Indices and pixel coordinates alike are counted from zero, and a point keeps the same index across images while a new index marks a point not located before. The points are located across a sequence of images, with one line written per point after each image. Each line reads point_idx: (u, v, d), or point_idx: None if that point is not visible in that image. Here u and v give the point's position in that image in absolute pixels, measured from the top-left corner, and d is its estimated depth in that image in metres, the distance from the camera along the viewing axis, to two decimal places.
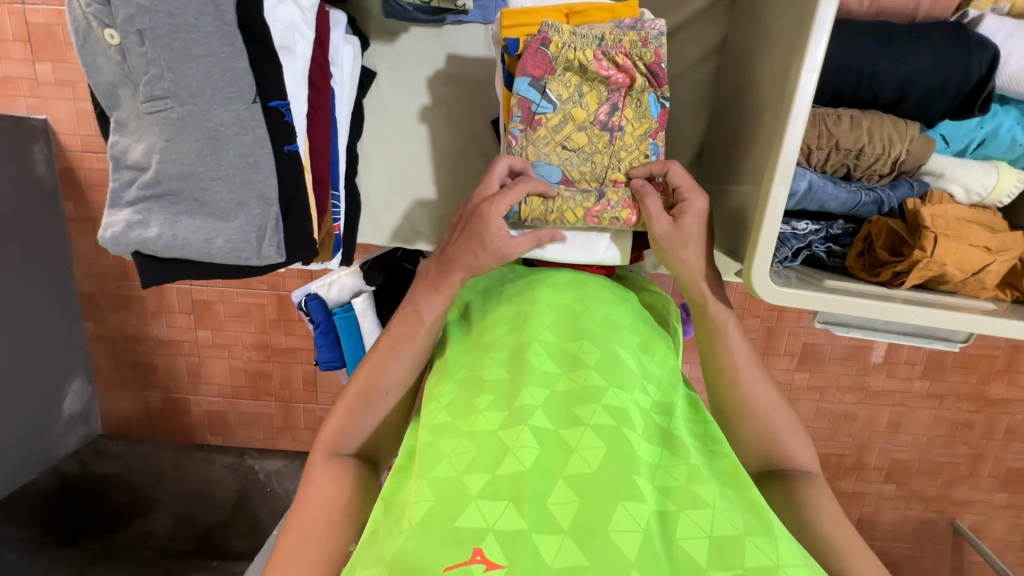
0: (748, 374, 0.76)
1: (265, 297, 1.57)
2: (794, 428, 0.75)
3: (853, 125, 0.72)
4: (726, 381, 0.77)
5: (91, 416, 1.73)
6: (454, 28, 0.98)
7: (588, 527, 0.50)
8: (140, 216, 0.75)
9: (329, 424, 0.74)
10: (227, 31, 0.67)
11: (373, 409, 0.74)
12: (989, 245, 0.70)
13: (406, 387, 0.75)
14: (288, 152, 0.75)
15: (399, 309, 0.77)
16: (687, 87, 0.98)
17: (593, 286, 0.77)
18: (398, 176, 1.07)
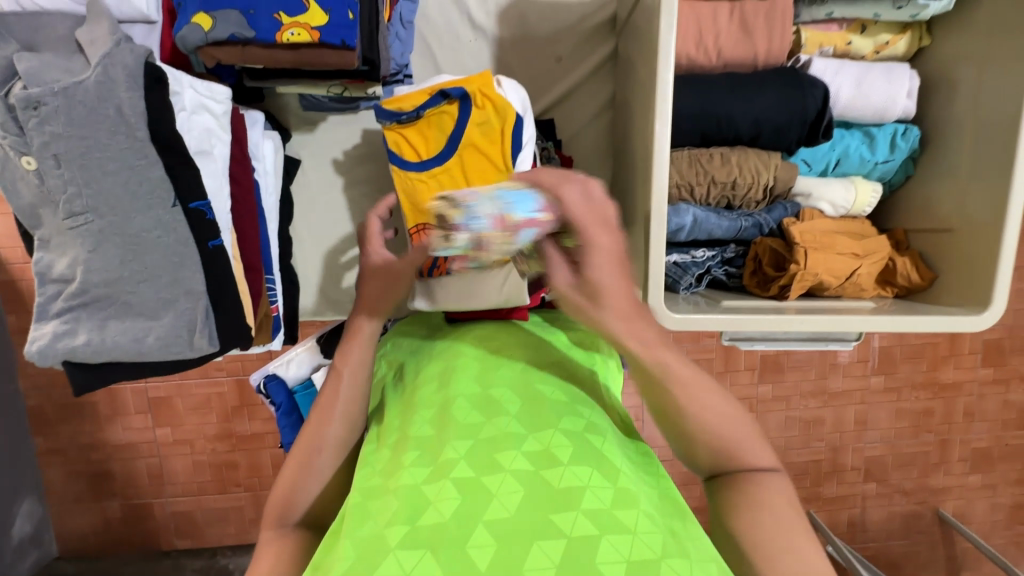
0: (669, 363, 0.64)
1: (225, 384, 1.56)
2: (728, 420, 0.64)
3: (723, 161, 0.82)
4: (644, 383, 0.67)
5: (45, 537, 1.63)
6: (369, 112, 1.06)
7: (503, 569, 0.49)
8: (67, 325, 0.76)
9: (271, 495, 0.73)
10: (141, 145, 0.72)
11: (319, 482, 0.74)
12: (856, 251, 0.79)
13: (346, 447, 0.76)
14: (213, 246, 0.78)
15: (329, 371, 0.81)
16: (588, 139, 1.08)
17: (510, 334, 0.84)
18: (333, 252, 1.13)
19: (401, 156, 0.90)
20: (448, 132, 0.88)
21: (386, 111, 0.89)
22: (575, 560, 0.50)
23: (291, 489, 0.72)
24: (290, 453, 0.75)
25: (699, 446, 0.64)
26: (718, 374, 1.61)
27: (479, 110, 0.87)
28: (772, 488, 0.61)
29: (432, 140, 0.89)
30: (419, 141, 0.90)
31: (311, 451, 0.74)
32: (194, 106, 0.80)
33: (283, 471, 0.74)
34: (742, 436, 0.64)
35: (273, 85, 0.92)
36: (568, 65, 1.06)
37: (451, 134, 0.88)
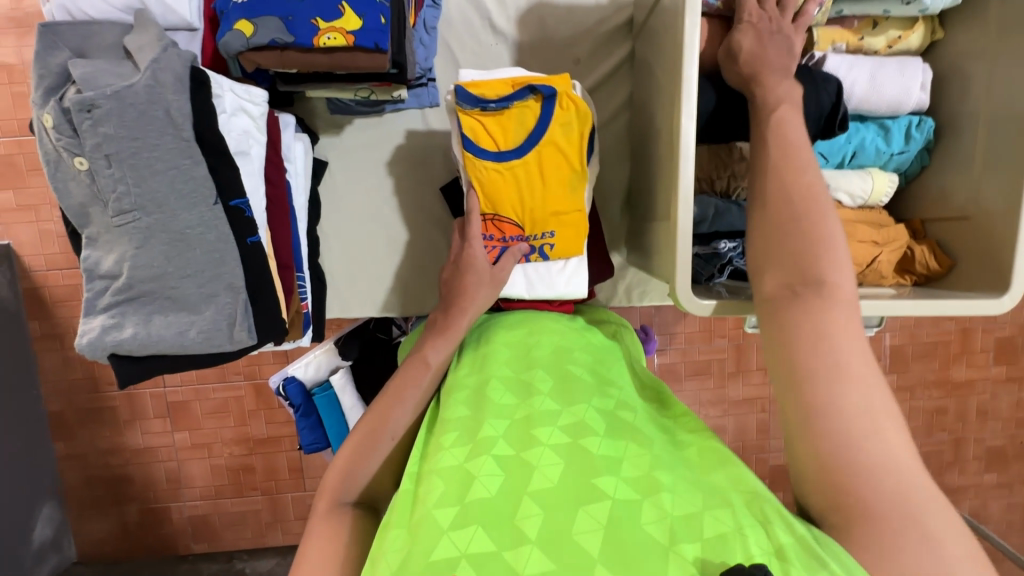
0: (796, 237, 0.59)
1: (242, 388, 1.58)
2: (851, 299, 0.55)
3: (743, 154, 0.85)
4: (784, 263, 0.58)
5: (64, 541, 1.65)
6: (394, 115, 1.10)
7: (554, 534, 0.49)
8: (114, 320, 0.79)
9: (331, 471, 0.72)
10: (187, 146, 0.76)
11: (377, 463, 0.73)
12: (876, 239, 0.81)
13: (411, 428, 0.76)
14: (251, 242, 0.82)
15: (409, 356, 0.81)
16: (606, 138, 1.11)
17: (548, 322, 0.85)
18: (357, 253, 1.16)
19: (478, 144, 0.93)
20: (530, 126, 0.93)
21: (470, 95, 0.91)
22: (620, 520, 0.50)
23: (352, 467, 0.72)
24: (356, 429, 0.75)
25: (793, 266, 0.58)
26: (729, 375, 1.62)
27: (563, 111, 0.93)
28: (853, 354, 0.53)
29: (509, 132, 0.93)
30: (498, 132, 0.93)
31: (379, 431, 0.74)
32: (234, 109, 0.84)
33: (346, 445, 0.74)
34: (837, 268, 0.56)
35: (305, 90, 0.95)
36: (586, 67, 1.09)
37: (533, 130, 0.93)
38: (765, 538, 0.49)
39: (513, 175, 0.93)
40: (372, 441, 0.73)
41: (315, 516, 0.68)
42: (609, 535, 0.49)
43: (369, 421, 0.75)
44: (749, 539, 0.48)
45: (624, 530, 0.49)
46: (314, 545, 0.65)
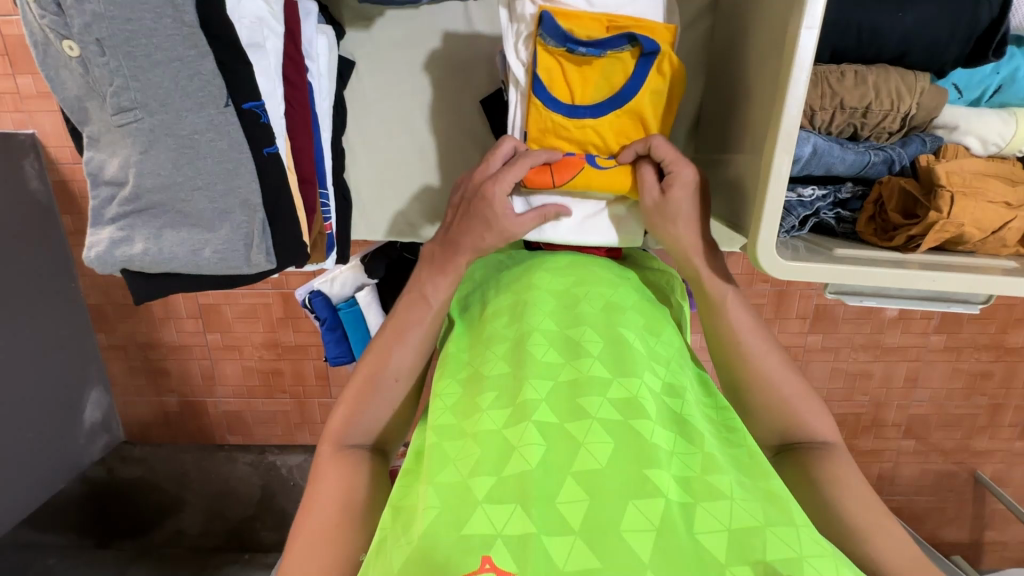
0: (750, 341, 0.72)
1: (270, 296, 1.56)
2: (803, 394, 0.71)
3: (858, 82, 0.68)
4: (731, 362, 0.73)
5: (113, 423, 1.75)
6: (432, 7, 0.94)
7: (599, 529, 0.49)
8: (123, 233, 0.73)
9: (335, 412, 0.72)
10: (189, 33, 0.64)
11: (381, 405, 0.72)
12: (1009, 200, 0.66)
13: (416, 368, 0.74)
14: (268, 154, 0.72)
15: (405, 291, 0.77)
16: (679, 51, 0.93)
17: (592, 268, 0.75)
18: (385, 169, 1.05)
19: (551, 91, 0.77)
20: (616, 86, 0.77)
21: (559, 29, 0.74)
22: (672, 523, 0.49)
23: (358, 406, 0.71)
24: (357, 369, 0.74)
25: (764, 416, 0.71)
26: (768, 320, 1.52)
27: (657, 77, 0.76)
28: (833, 465, 0.67)
29: (592, 83, 0.77)
30: (578, 80, 0.77)
31: (380, 374, 0.72)
32: None
33: (348, 389, 0.73)
34: (811, 414, 0.70)
35: None
36: None
37: (619, 90, 0.77)
38: (824, 564, 0.48)
39: (582, 135, 0.79)
40: (373, 383, 0.72)
41: (321, 459, 0.69)
42: (661, 538, 0.48)
43: (369, 366, 0.73)
44: (812, 565, 0.47)
45: (678, 535, 0.48)
46: (321, 484, 0.66)
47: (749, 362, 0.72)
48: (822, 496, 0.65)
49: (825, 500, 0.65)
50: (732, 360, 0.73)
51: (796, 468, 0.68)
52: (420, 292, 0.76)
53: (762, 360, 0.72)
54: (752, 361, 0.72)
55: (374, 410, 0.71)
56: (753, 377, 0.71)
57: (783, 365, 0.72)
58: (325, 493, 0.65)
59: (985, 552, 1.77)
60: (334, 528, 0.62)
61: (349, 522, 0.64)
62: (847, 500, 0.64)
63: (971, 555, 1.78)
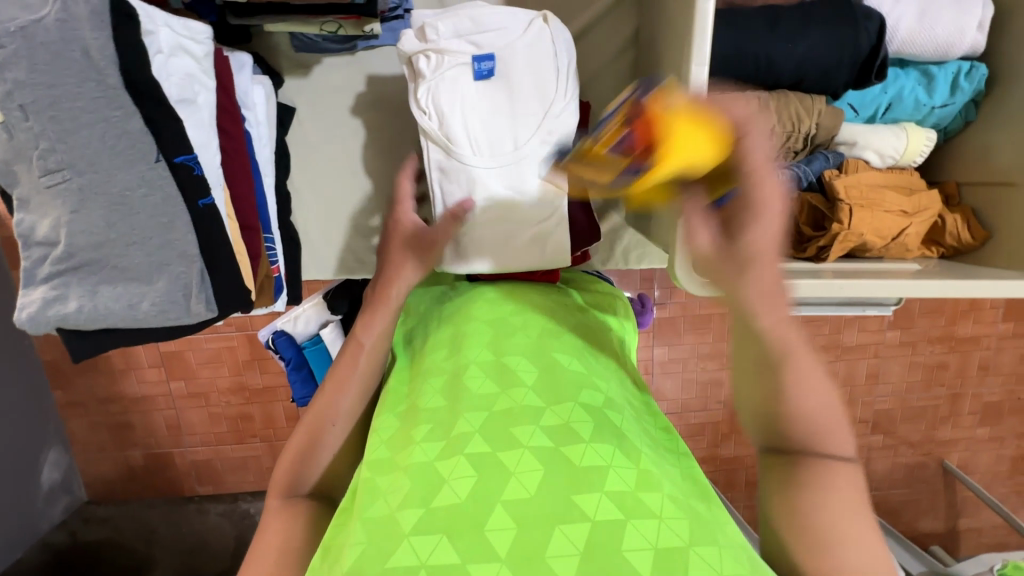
0: (771, 328, 0.55)
1: (234, 339, 1.54)
2: (824, 397, 0.55)
3: (761, 107, 0.73)
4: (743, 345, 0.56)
5: (72, 484, 1.68)
6: (367, 53, 0.97)
7: (524, 554, 0.49)
8: (57, 292, 0.72)
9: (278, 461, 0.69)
10: (114, 94, 0.65)
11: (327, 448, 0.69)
12: (905, 208, 0.71)
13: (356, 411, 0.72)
14: (203, 206, 0.73)
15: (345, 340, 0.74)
16: (606, 83, 0.99)
17: (529, 300, 0.78)
18: (334, 209, 1.07)
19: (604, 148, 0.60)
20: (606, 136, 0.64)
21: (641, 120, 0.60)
22: (598, 544, 0.49)
23: (300, 456, 0.69)
24: (300, 420, 0.71)
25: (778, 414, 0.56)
26: (731, 328, 1.57)
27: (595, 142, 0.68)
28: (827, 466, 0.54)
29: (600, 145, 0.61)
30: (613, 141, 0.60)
31: (320, 428, 0.69)
32: (172, 48, 0.72)
33: (289, 444, 0.70)
34: (832, 428, 0.56)
35: (260, 23, 0.83)
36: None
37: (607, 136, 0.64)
38: None
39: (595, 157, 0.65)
40: (317, 432, 0.69)
41: (267, 514, 0.67)
42: (586, 561, 0.48)
43: (310, 414, 0.70)
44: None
45: (602, 557, 0.49)
46: (265, 536, 0.65)
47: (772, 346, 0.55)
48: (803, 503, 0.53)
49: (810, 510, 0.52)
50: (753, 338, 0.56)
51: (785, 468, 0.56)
52: (354, 338, 0.74)
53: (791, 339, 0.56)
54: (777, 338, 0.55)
55: (320, 460, 0.69)
56: (767, 379, 0.56)
57: (809, 359, 0.56)
58: (267, 550, 0.63)
59: (962, 540, 1.82)
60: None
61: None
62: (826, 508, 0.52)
63: (949, 543, 1.83)
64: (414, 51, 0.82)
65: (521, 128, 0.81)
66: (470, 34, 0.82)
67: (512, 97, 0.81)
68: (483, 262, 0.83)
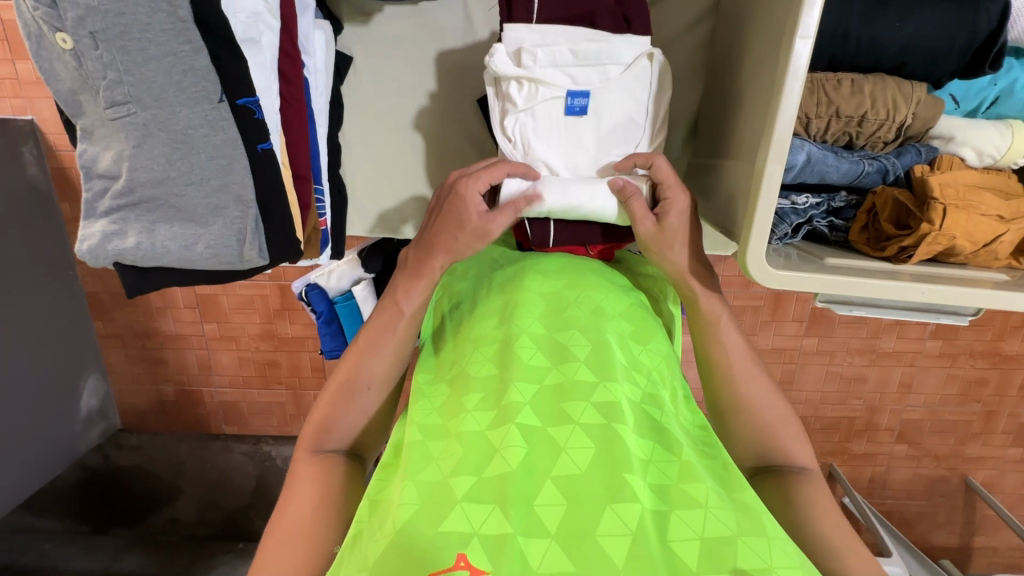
0: (741, 363, 0.74)
1: (267, 288, 1.56)
2: (783, 415, 0.72)
3: (854, 90, 0.68)
4: (718, 382, 0.74)
5: (109, 411, 1.75)
6: (431, 4, 0.93)
7: (575, 532, 0.49)
8: (117, 226, 0.73)
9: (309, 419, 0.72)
10: (184, 28, 0.63)
11: (359, 403, 0.72)
12: (1002, 213, 0.66)
13: (388, 377, 0.74)
14: (262, 151, 0.72)
15: (381, 298, 0.77)
16: (679, 53, 0.93)
17: (587, 274, 0.75)
18: (382, 166, 1.05)
19: None
20: None
21: None
22: (645, 528, 0.49)
23: (332, 414, 0.71)
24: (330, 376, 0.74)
25: (741, 436, 0.72)
26: (764, 321, 1.52)
27: None
28: (812, 487, 0.68)
29: None
30: None
31: (354, 382, 0.72)
32: None
33: (324, 395, 0.73)
34: (791, 440, 0.71)
35: None
36: None
37: None
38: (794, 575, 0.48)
39: None
40: (346, 392, 0.72)
41: (298, 462, 0.69)
42: (635, 545, 0.48)
43: (341, 376, 0.73)
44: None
45: (648, 543, 0.48)
46: (295, 491, 0.67)
47: (740, 385, 0.73)
48: (797, 518, 0.65)
49: (800, 520, 0.65)
50: (717, 386, 0.74)
51: (776, 490, 0.69)
52: (393, 301, 0.75)
53: (750, 384, 0.73)
54: (741, 385, 0.73)
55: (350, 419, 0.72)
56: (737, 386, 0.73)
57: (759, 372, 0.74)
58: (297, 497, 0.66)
59: (974, 557, 1.78)
60: (309, 527, 0.63)
61: (324, 524, 0.64)
62: (822, 522, 0.65)
63: (961, 560, 1.79)
64: (506, 74, 0.78)
65: (604, 160, 0.80)
66: (569, 66, 0.78)
67: (601, 134, 0.80)
68: (548, 203, 0.76)
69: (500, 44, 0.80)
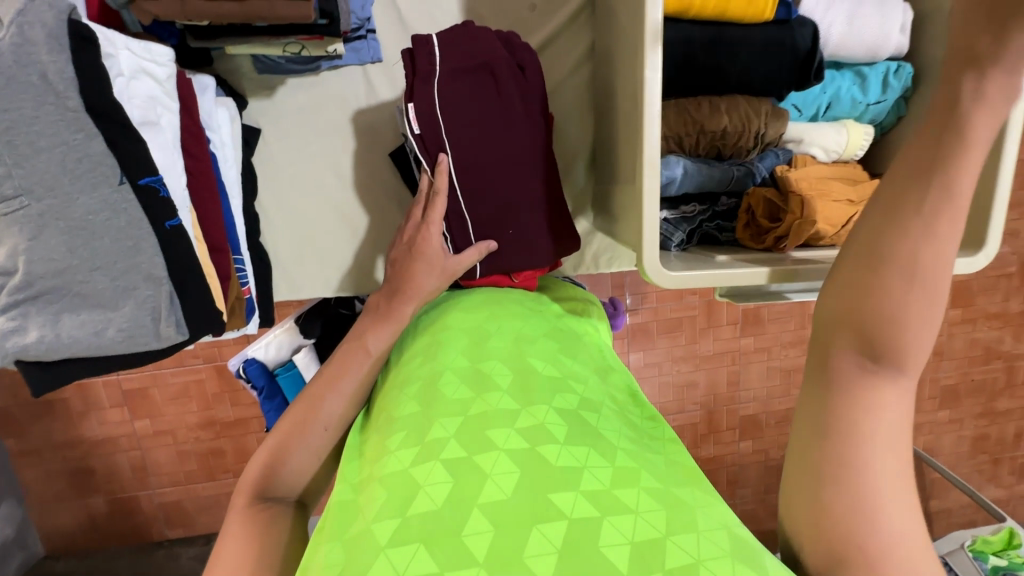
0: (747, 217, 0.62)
1: (203, 371, 1.49)
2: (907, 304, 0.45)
3: (712, 110, 0.78)
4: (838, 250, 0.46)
5: (29, 537, 1.57)
6: (330, 73, 0.99)
7: (504, 557, 0.45)
8: (15, 323, 0.69)
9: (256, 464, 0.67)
10: (74, 117, 0.64)
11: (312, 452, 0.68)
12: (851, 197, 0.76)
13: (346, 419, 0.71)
14: (170, 227, 0.73)
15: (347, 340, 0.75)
16: (568, 94, 1.02)
17: (505, 307, 0.78)
18: (303, 230, 1.06)
19: None
20: None
21: None
22: (575, 541, 0.46)
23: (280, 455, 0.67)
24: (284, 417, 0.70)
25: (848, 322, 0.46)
26: (702, 330, 1.61)
27: None
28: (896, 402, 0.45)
29: None
30: None
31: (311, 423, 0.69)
32: (133, 70, 0.72)
33: (274, 436, 0.69)
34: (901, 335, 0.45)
35: (224, 46, 0.84)
36: (542, 16, 0.99)
37: None
38: (723, 566, 0.45)
39: None
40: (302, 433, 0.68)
41: (232, 512, 0.63)
42: (564, 561, 0.45)
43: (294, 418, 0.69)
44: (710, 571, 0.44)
45: (578, 557, 0.45)
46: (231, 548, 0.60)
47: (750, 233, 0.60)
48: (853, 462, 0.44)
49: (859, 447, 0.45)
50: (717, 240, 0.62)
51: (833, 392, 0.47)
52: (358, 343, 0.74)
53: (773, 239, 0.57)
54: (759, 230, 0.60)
55: (298, 460, 0.68)
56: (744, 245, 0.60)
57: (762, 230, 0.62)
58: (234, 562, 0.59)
59: (934, 522, 1.89)
60: None
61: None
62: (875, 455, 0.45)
63: None
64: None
65: None
66: None
67: None
68: None
69: (410, 104, 0.84)
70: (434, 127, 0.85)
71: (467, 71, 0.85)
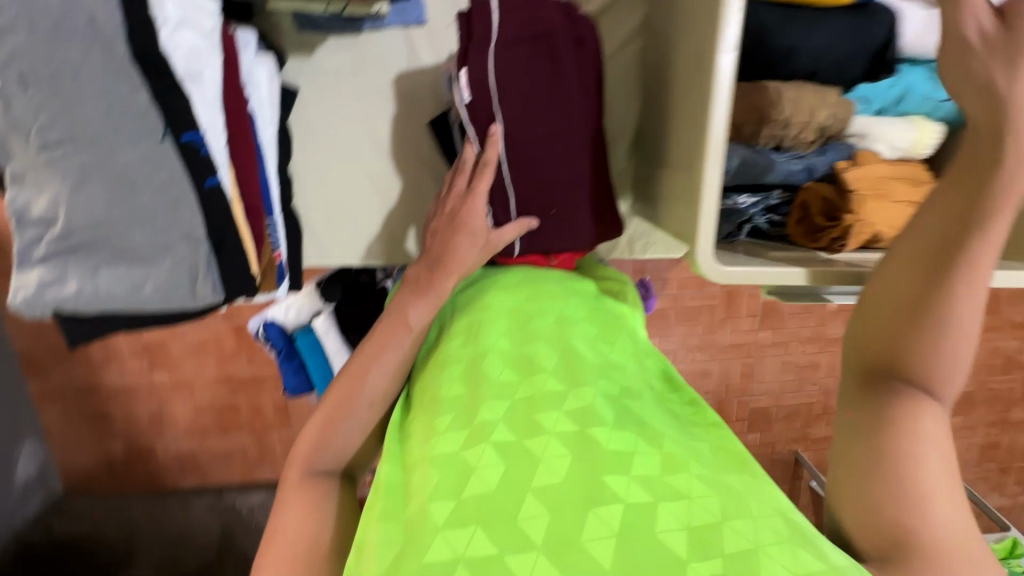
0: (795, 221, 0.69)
1: (222, 328, 1.50)
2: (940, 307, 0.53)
3: (777, 97, 0.72)
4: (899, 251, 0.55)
5: (48, 476, 1.62)
6: (373, 34, 0.95)
7: (563, 541, 0.45)
8: (54, 273, 0.69)
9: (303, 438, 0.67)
10: (121, 65, 0.62)
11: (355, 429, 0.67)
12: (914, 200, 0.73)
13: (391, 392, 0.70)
14: (209, 187, 0.70)
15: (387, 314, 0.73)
16: (615, 70, 0.98)
17: (545, 287, 0.77)
18: (336, 195, 1.04)
19: None
20: None
21: None
22: (634, 525, 0.46)
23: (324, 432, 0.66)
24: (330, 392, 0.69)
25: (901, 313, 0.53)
26: (721, 320, 1.59)
27: None
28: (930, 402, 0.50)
29: None
30: None
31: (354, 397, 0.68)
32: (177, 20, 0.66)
33: (319, 411, 0.69)
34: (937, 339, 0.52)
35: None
36: None
37: None
38: (784, 553, 0.44)
39: None
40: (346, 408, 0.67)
41: (285, 487, 0.63)
42: (623, 544, 0.44)
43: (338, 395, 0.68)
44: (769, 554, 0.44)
45: (636, 541, 0.45)
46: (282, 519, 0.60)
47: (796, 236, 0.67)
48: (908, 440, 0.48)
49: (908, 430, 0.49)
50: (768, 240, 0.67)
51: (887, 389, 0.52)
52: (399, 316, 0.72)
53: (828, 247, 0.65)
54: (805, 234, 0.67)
55: (344, 440, 0.67)
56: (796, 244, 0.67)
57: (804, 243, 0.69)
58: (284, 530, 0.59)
59: None
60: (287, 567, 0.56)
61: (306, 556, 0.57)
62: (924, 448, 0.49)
63: None
64: None
65: None
66: None
67: None
68: None
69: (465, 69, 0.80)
70: (481, 97, 0.81)
71: (517, 41, 0.82)
